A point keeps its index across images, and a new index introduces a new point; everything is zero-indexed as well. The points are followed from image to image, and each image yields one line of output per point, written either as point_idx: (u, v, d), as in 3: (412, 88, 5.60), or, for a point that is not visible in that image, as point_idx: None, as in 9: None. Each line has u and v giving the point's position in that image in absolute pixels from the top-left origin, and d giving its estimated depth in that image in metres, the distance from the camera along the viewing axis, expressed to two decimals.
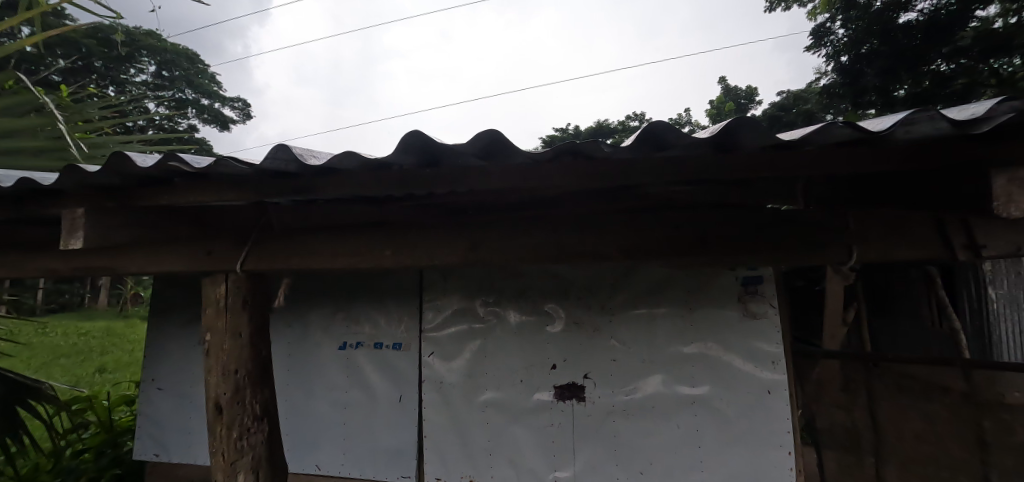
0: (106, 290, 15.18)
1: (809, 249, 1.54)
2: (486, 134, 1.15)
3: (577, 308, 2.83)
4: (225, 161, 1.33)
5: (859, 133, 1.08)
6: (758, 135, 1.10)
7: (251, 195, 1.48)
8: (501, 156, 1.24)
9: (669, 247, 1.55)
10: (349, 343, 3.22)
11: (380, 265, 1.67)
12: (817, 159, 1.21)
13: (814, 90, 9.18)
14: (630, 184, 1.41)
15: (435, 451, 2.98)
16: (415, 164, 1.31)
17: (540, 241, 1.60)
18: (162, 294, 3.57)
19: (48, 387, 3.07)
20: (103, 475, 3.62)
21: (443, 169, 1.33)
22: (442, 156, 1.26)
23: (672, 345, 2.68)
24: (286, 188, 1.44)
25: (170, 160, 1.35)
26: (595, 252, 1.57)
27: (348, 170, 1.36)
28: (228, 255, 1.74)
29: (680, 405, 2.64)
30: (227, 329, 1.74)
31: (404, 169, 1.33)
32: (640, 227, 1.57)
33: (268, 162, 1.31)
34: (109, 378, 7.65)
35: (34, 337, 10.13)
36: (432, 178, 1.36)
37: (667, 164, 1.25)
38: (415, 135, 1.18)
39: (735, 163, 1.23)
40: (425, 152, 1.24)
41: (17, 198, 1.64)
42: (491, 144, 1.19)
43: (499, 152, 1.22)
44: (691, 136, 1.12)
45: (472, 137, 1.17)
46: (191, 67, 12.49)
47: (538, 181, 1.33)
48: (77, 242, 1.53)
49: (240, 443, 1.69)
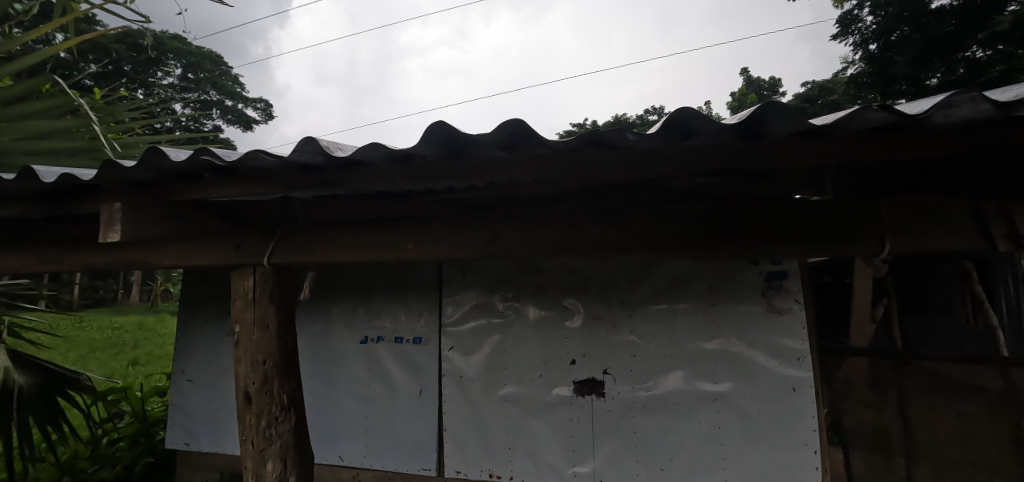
0: (138, 286, 15.69)
1: (841, 240, 1.51)
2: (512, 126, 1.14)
3: (596, 304, 2.82)
4: (254, 154, 1.35)
5: (896, 116, 1.04)
6: (782, 120, 1.08)
7: (279, 189, 1.51)
8: (525, 147, 1.24)
9: (695, 240, 1.53)
10: (370, 337, 3.27)
11: (402, 257, 1.69)
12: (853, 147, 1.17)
13: (840, 81, 8.96)
14: (655, 175, 1.39)
15: (455, 444, 3.03)
16: (439, 155, 1.31)
17: (564, 234, 1.59)
18: (192, 289, 3.67)
19: (86, 378, 3.27)
20: (137, 463, 3.83)
21: (467, 160, 1.33)
22: (466, 147, 1.26)
23: (693, 340, 2.65)
24: (312, 182, 1.46)
25: (203, 154, 1.38)
26: (619, 245, 1.56)
27: (372, 163, 1.37)
28: (256, 248, 1.76)
29: (701, 402, 2.61)
30: (255, 321, 1.79)
31: (428, 160, 1.33)
32: (666, 220, 1.56)
33: (296, 155, 1.34)
34: (142, 370, 7.96)
35: (71, 331, 10.61)
36: (457, 171, 1.36)
37: (695, 153, 1.23)
38: (438, 126, 1.19)
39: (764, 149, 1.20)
40: (451, 144, 1.24)
41: (54, 195, 1.70)
42: (516, 136, 1.19)
43: (523, 142, 1.21)
44: (718, 123, 1.10)
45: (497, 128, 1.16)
46: (215, 71, 12.85)
47: (562, 172, 1.32)
48: (118, 234, 1.59)
49: (268, 432, 1.73)
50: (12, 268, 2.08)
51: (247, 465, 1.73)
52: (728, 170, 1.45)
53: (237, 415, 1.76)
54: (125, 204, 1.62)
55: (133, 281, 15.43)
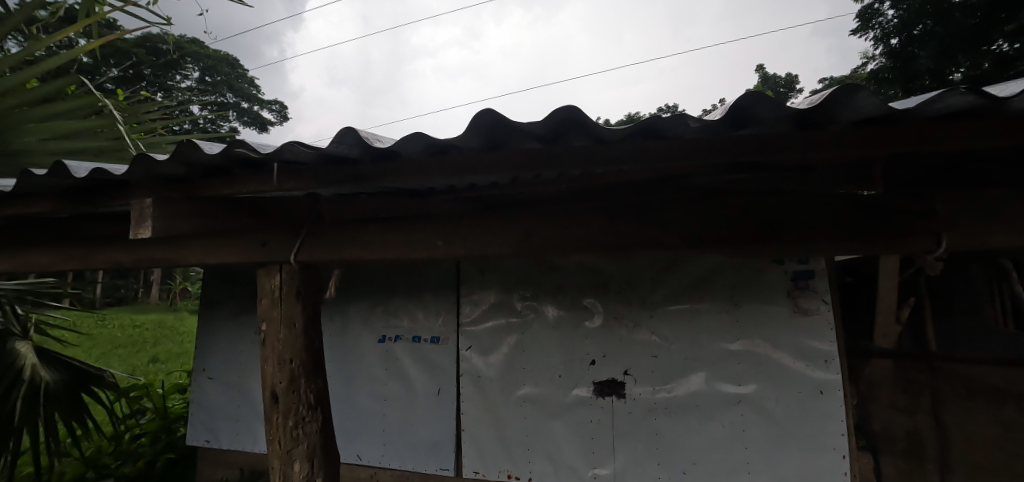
0: (157, 285, 15.99)
1: (891, 237, 1.45)
2: (561, 113, 1.10)
3: (616, 303, 2.78)
4: (291, 146, 1.33)
5: (981, 100, 0.98)
6: (848, 107, 1.03)
7: (311, 184, 1.48)
8: (571, 136, 1.19)
9: (735, 238, 1.49)
10: (388, 336, 3.27)
11: (431, 255, 1.66)
12: (914, 136, 1.10)
13: (859, 77, 8.78)
14: (694, 167, 1.34)
15: (473, 445, 3.02)
16: (480, 146, 1.26)
17: (597, 230, 1.55)
18: (212, 288, 3.70)
19: (109, 375, 3.36)
20: (159, 458, 3.89)
21: (507, 151, 1.28)
22: (513, 135, 1.21)
23: (717, 342, 2.59)
24: (345, 176, 1.43)
25: (239, 147, 1.36)
26: (656, 242, 1.52)
27: (407, 155, 1.34)
28: (282, 247, 1.73)
29: (725, 404, 2.56)
30: (282, 320, 1.77)
31: (469, 151, 1.28)
32: (704, 216, 1.51)
33: (327, 148, 1.32)
34: (162, 368, 8.11)
35: (94, 328, 10.86)
36: (495, 163, 1.31)
37: (746, 144, 1.17)
38: (485, 114, 1.14)
39: (815, 140, 1.14)
40: (496, 133, 1.21)
41: (83, 193, 1.71)
42: (563, 124, 1.14)
43: (572, 130, 1.16)
44: (779, 111, 1.05)
45: (546, 117, 1.12)
46: (231, 73, 13.04)
47: (605, 164, 1.26)
48: (146, 232, 1.60)
49: (295, 432, 1.72)
50: (39, 266, 2.10)
51: (274, 465, 1.72)
52: (769, 163, 1.39)
53: (263, 414, 1.75)
54: (157, 200, 1.62)
55: (153, 280, 15.74)
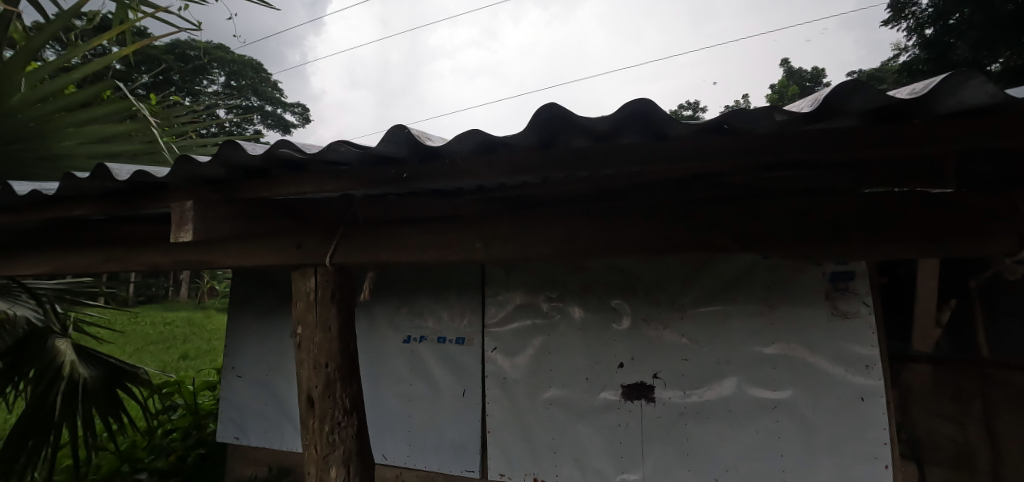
0: (185, 283, 16.44)
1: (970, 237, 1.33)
2: (635, 106, 1.02)
3: (645, 305, 2.72)
4: (335, 145, 1.29)
5: None
6: (939, 99, 0.94)
7: (353, 184, 1.44)
8: (639, 130, 1.11)
9: (788, 240, 1.42)
10: (413, 336, 3.27)
11: (470, 258, 1.61)
12: (1000, 129, 1.00)
13: (891, 69, 8.48)
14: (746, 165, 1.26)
15: (499, 447, 2.99)
16: (535, 144, 1.20)
17: (643, 232, 1.49)
18: (241, 288, 3.76)
19: (142, 372, 3.44)
20: (190, 454, 3.97)
21: (561, 148, 1.22)
22: (576, 132, 1.13)
23: (751, 345, 2.50)
24: (390, 176, 1.39)
25: (283, 147, 1.33)
26: (709, 243, 1.46)
27: (454, 154, 1.29)
28: (319, 249, 1.72)
29: (759, 409, 2.48)
30: (317, 323, 1.76)
31: (523, 148, 1.22)
32: (764, 217, 1.44)
33: (371, 148, 1.29)
34: (191, 364, 8.32)
35: (127, 325, 11.23)
36: (550, 161, 1.25)
37: (817, 137, 1.09)
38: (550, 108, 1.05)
39: (889, 132, 1.06)
40: (559, 130, 1.12)
41: (121, 196, 1.73)
42: (636, 117, 1.05)
43: (642, 123, 1.08)
44: (861, 103, 0.97)
45: (619, 108, 1.04)
46: (256, 78, 13.30)
47: (665, 161, 1.19)
48: (188, 235, 1.56)
49: (332, 437, 1.68)
50: (79, 267, 2.15)
51: (310, 470, 1.69)
52: (824, 160, 1.31)
53: (300, 419, 1.72)
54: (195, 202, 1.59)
55: (182, 279, 16.20)
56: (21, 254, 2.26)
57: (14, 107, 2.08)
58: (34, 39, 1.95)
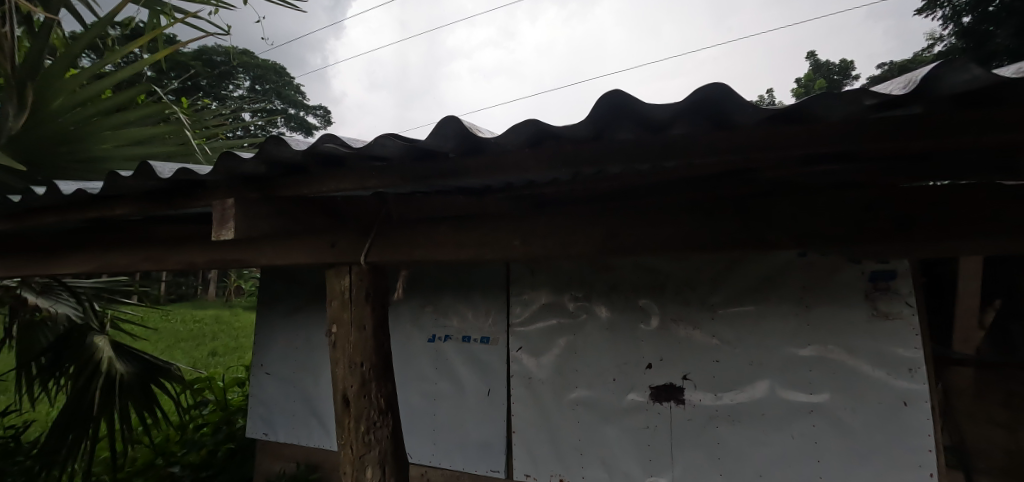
0: (214, 282, 16.92)
1: None
2: (706, 92, 0.88)
3: (673, 305, 2.67)
4: (382, 139, 1.20)
5: None
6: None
7: (397, 180, 1.35)
8: (711, 118, 0.96)
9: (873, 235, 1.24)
10: (437, 335, 3.27)
11: (507, 255, 1.51)
12: None
13: (924, 60, 8.17)
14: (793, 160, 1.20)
15: (524, 447, 2.97)
16: (587, 136, 1.08)
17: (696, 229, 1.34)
18: (269, 287, 3.83)
19: (175, 368, 3.52)
20: (219, 449, 4.07)
21: (616, 142, 1.09)
22: (637, 122, 1.00)
23: (785, 347, 2.42)
24: (432, 170, 1.30)
25: (328, 142, 1.27)
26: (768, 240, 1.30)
27: (500, 147, 1.18)
28: (353, 247, 1.69)
29: (794, 413, 2.40)
30: (352, 322, 1.72)
31: (574, 141, 1.11)
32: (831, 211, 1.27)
33: (418, 141, 1.19)
34: (220, 361, 8.54)
35: (159, 322, 11.61)
36: (605, 153, 1.12)
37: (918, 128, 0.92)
38: (616, 94, 0.93)
39: (1012, 123, 0.86)
40: (627, 118, 0.99)
41: (155, 197, 1.75)
42: (714, 103, 0.90)
43: (712, 112, 0.94)
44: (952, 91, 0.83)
45: (692, 94, 0.89)
46: (280, 82, 13.61)
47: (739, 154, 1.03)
48: (229, 234, 1.57)
49: (366, 438, 1.65)
50: (116, 267, 2.20)
51: (346, 470, 1.65)
52: (877, 153, 1.23)
53: (335, 418, 1.70)
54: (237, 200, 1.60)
55: (211, 278, 16.67)
56: (61, 253, 2.33)
57: (56, 111, 2.16)
58: (72, 45, 2.00)
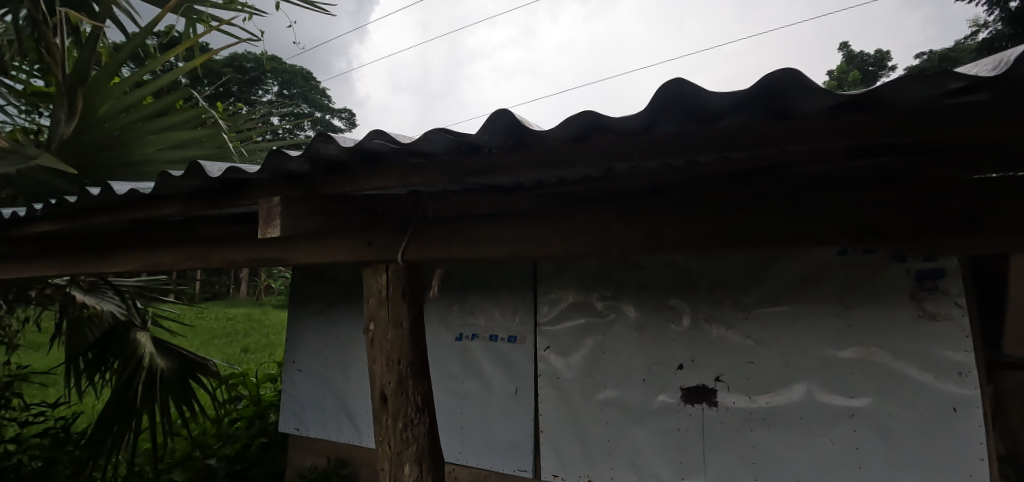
0: (247, 281, 17.45)
1: None
2: (775, 80, 0.75)
3: (705, 304, 2.61)
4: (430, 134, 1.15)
5: None
6: None
7: (440, 177, 1.32)
8: (779, 108, 0.84)
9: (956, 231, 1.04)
10: (465, 334, 3.30)
11: (548, 254, 1.41)
12: None
13: (967, 49, 7.79)
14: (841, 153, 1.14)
15: (552, 447, 2.96)
16: (635, 129, 0.99)
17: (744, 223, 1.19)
18: (300, 285, 3.91)
19: (212, 363, 3.60)
20: (253, 442, 4.18)
21: (666, 136, 1.00)
22: (693, 112, 0.89)
23: (824, 348, 2.34)
24: (477, 167, 1.25)
25: (376, 139, 1.23)
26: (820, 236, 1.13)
27: (542, 142, 1.12)
28: (389, 245, 1.66)
29: (833, 417, 2.31)
30: (389, 319, 1.72)
31: (621, 135, 1.01)
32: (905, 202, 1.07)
33: (466, 137, 1.14)
34: (253, 357, 8.80)
35: (195, 319, 12.05)
36: (654, 148, 1.03)
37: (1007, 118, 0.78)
38: (672, 84, 0.81)
39: None
40: (686, 108, 0.87)
41: (195, 198, 1.80)
42: (787, 88, 0.77)
43: (780, 102, 0.81)
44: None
45: (760, 80, 0.76)
46: (306, 87, 13.93)
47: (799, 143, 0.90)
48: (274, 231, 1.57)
49: (404, 435, 1.65)
50: (159, 265, 2.28)
51: (384, 467, 1.67)
52: (935, 144, 1.15)
53: (374, 415, 1.71)
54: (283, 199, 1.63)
55: (243, 277, 17.20)
56: (107, 252, 2.42)
57: (101, 117, 2.24)
58: (116, 55, 2.07)
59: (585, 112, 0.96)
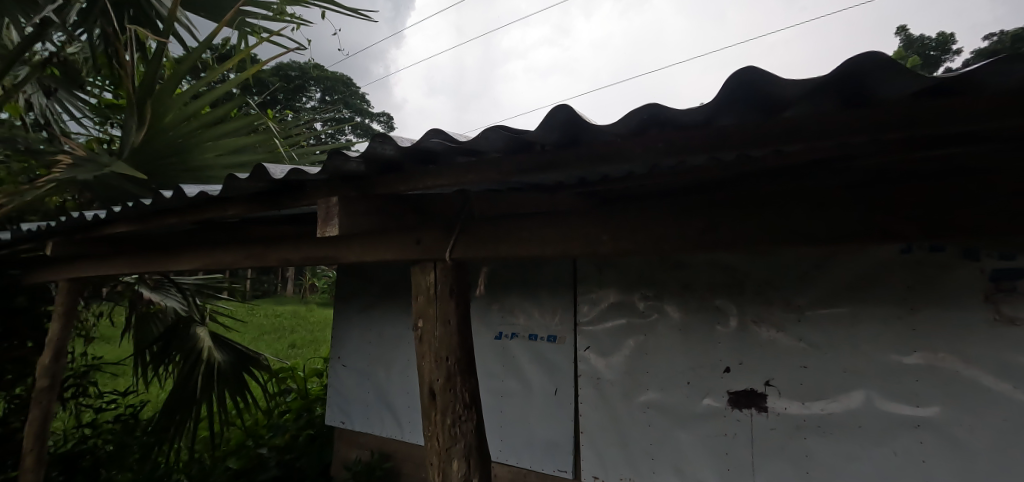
0: (293, 280, 18.14)
1: None
2: (856, 64, 0.70)
3: (753, 305, 2.52)
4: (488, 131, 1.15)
5: None
6: None
7: (493, 174, 1.33)
8: (859, 93, 0.78)
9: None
10: (504, 333, 3.32)
11: (596, 251, 1.39)
12: None
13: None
14: (910, 143, 1.07)
15: (593, 449, 2.93)
16: (696, 122, 0.95)
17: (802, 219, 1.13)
18: (346, 283, 4.04)
19: (264, 358, 3.75)
20: (300, 434, 4.35)
21: (728, 129, 0.96)
22: (762, 100, 0.85)
23: (885, 354, 2.21)
24: (530, 163, 1.25)
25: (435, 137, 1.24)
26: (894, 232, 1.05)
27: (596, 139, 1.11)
28: (437, 244, 1.69)
29: (896, 427, 2.18)
30: (437, 316, 1.74)
31: (681, 128, 0.99)
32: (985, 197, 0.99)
33: (523, 132, 1.12)
34: (298, 353, 9.13)
35: (246, 316, 12.63)
36: (715, 141, 0.99)
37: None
38: (745, 72, 0.77)
39: None
40: (755, 97, 0.83)
41: (254, 199, 1.89)
42: (869, 72, 0.71)
43: (858, 85, 0.76)
44: None
45: (840, 65, 0.71)
46: (348, 91, 14.35)
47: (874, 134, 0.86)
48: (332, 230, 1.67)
49: (453, 431, 1.67)
50: (220, 263, 2.40)
51: (432, 462, 1.70)
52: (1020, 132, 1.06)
53: (423, 410, 1.75)
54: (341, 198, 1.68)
55: (290, 276, 17.89)
56: (171, 251, 2.58)
57: (166, 126, 2.38)
58: (178, 68, 2.19)
59: (645, 106, 0.93)
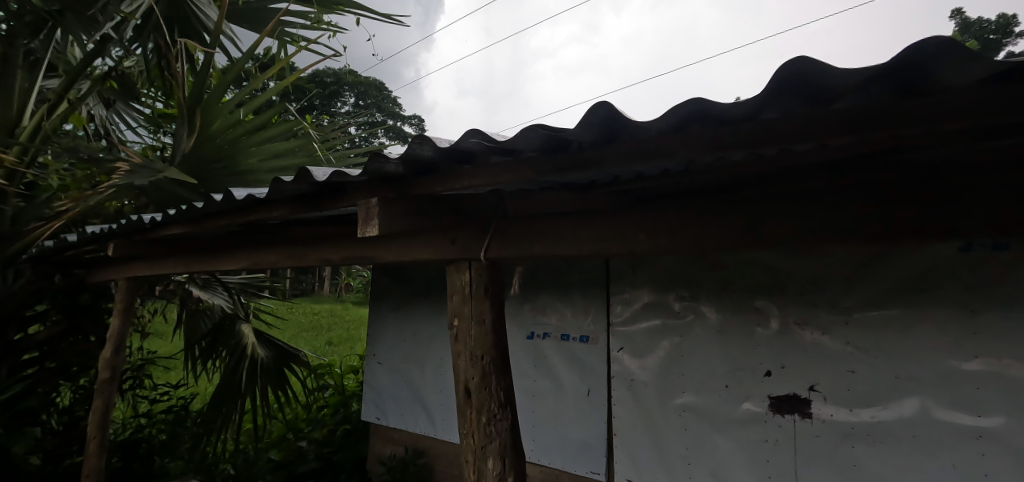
0: (330, 279, 18.66)
1: None
2: (920, 48, 0.66)
3: (794, 307, 2.44)
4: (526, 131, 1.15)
5: None
6: None
7: (528, 173, 1.33)
8: (922, 79, 0.74)
9: None
10: (536, 333, 3.33)
11: (631, 250, 1.37)
12: None
13: None
14: (972, 133, 1.00)
15: (627, 451, 2.89)
16: (740, 115, 0.93)
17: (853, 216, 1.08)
18: (381, 283, 4.13)
19: (304, 354, 3.87)
20: (338, 428, 4.48)
21: (775, 121, 0.93)
22: (814, 91, 0.82)
23: (940, 360, 2.09)
24: (566, 161, 1.25)
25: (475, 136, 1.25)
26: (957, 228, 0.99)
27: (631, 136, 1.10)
28: (471, 243, 1.71)
29: (953, 437, 2.06)
30: (472, 315, 1.76)
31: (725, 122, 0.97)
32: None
33: (560, 132, 1.12)
34: (335, 350, 9.39)
35: (286, 314, 13.09)
36: (760, 134, 0.96)
37: None
38: (798, 61, 0.74)
39: None
40: (806, 87, 0.80)
41: (296, 201, 1.96)
42: (931, 56, 0.68)
43: (922, 71, 0.72)
44: None
45: (902, 51, 0.67)
46: (382, 95, 14.67)
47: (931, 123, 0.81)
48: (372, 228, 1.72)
49: (488, 429, 1.69)
50: (264, 263, 2.50)
51: (467, 460, 1.72)
52: None
53: (459, 408, 1.77)
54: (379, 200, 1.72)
55: (327, 275, 18.42)
56: (219, 251, 2.70)
57: (214, 132, 2.49)
58: (224, 77, 2.28)
59: (688, 100, 0.91)
